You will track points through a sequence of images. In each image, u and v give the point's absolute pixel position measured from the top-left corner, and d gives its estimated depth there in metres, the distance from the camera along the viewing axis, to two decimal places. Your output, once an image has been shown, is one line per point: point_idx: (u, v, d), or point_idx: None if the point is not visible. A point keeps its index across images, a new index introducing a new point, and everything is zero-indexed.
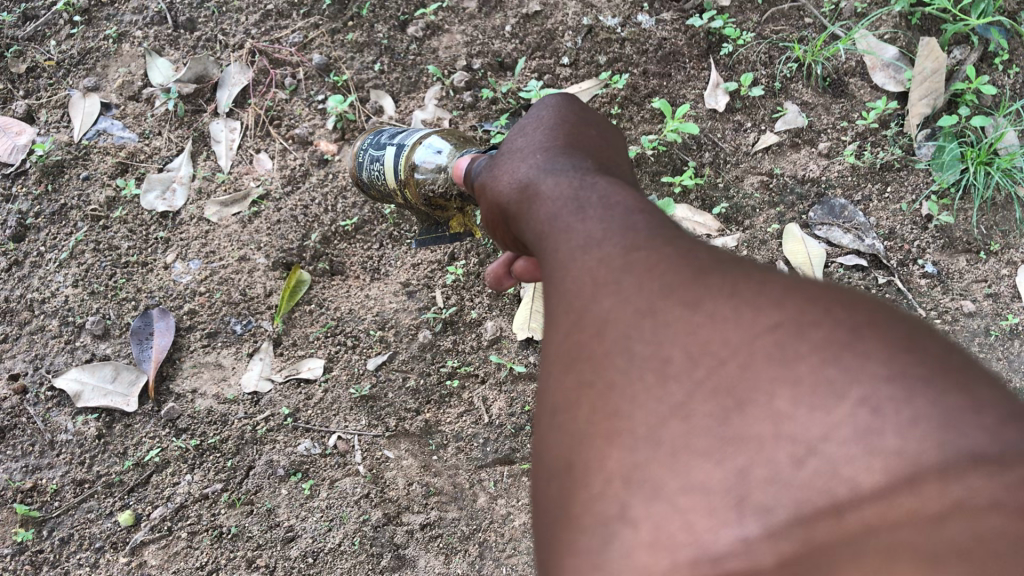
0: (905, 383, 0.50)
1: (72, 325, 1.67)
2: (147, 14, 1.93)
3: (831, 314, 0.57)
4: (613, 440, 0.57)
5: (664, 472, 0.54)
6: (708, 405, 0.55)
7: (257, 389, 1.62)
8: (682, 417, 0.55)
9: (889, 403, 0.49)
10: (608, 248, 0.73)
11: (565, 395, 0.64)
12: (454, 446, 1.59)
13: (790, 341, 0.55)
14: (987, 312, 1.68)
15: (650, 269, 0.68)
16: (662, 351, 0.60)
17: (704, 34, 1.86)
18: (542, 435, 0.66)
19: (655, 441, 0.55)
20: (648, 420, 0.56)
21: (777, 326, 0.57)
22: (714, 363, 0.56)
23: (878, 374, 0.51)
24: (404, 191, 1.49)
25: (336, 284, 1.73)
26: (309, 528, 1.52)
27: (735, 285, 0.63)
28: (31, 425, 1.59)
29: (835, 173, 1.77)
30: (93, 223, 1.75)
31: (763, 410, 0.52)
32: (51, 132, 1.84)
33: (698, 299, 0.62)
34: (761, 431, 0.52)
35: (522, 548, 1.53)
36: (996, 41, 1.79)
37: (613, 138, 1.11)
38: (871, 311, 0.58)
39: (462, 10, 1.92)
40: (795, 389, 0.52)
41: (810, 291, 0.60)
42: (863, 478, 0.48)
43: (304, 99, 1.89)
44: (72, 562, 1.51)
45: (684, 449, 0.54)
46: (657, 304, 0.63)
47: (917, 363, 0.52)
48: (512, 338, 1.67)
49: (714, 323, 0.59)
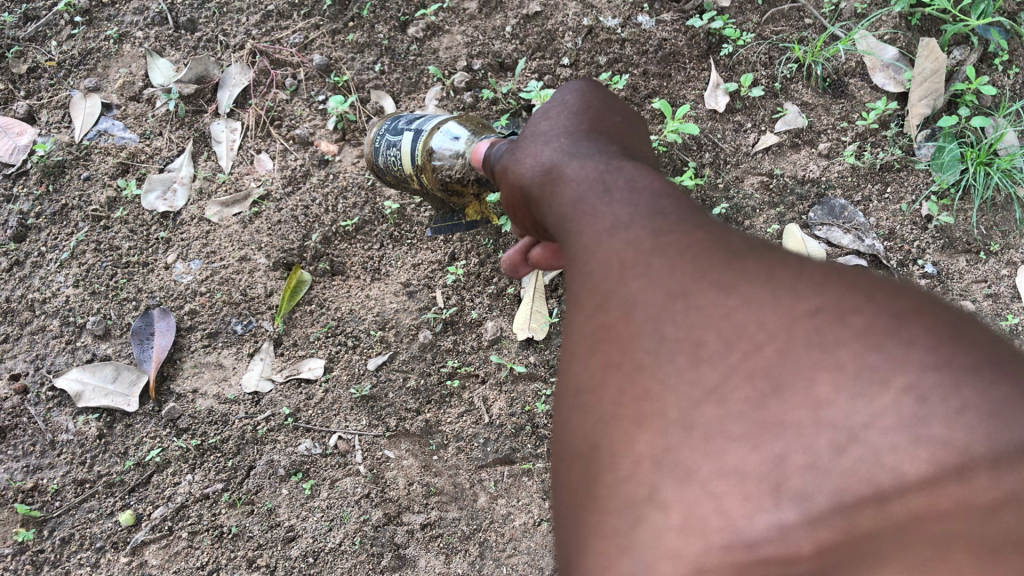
0: (950, 373, 0.53)
1: (72, 325, 1.67)
2: (147, 15, 1.93)
3: (872, 301, 0.59)
4: (643, 423, 0.58)
5: (697, 456, 0.55)
6: (743, 390, 0.56)
7: (257, 389, 1.62)
8: (716, 402, 0.57)
9: (935, 393, 0.52)
10: (637, 231, 0.72)
11: (591, 377, 0.64)
12: (454, 446, 1.59)
13: (832, 327, 0.57)
14: (987, 312, 1.69)
15: (682, 252, 0.67)
16: (694, 334, 0.60)
17: (704, 34, 1.87)
18: (564, 417, 0.66)
19: (689, 425, 0.57)
20: (680, 404, 0.58)
21: (817, 312, 0.58)
22: (750, 348, 0.58)
23: (924, 362, 0.53)
24: (420, 177, 1.51)
25: (336, 285, 1.73)
26: (309, 528, 1.52)
27: (771, 270, 0.64)
28: (32, 425, 1.59)
29: (835, 173, 1.77)
30: (93, 224, 1.76)
31: (802, 397, 0.54)
32: (53, 132, 1.85)
33: (732, 282, 0.63)
34: (799, 417, 0.54)
35: (522, 548, 1.53)
36: (995, 42, 1.79)
37: (636, 125, 1.10)
38: (914, 299, 0.60)
39: (462, 10, 1.92)
40: (838, 375, 0.54)
41: (848, 277, 0.62)
42: (909, 466, 0.51)
43: (304, 99, 1.89)
44: (72, 562, 1.51)
45: (718, 434, 0.56)
46: (691, 285, 0.63)
47: (962, 353, 0.54)
48: (512, 339, 1.67)
49: (750, 306, 0.60)
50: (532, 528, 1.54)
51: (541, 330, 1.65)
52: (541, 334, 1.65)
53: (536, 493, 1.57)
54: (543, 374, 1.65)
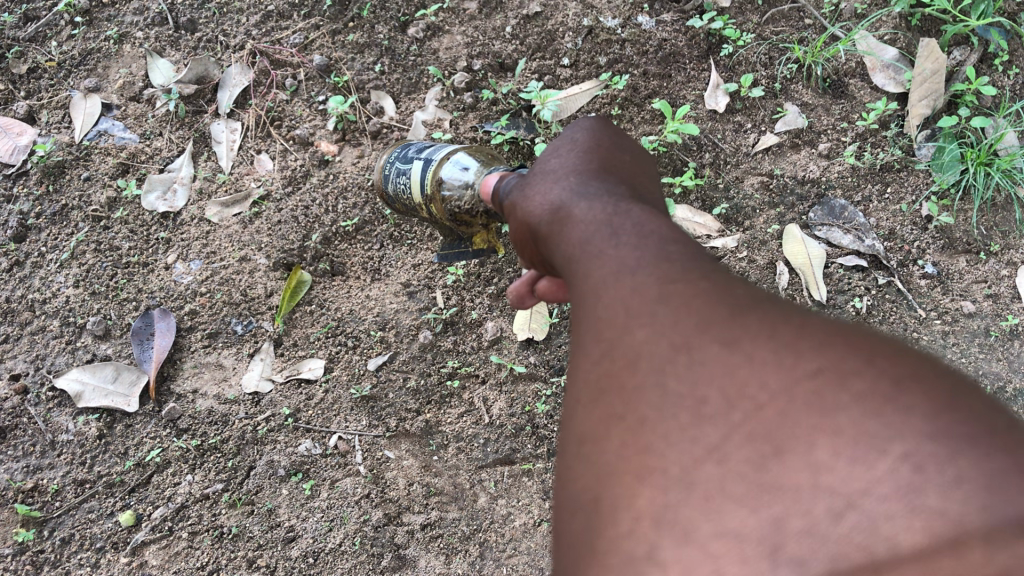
0: (950, 441, 0.50)
1: (73, 325, 1.67)
2: (147, 15, 1.94)
3: (872, 363, 0.57)
4: (645, 479, 0.58)
5: (696, 516, 0.54)
6: (745, 450, 0.55)
7: (257, 389, 1.62)
8: (717, 461, 0.56)
9: (932, 462, 0.49)
10: (642, 277, 0.72)
11: (594, 426, 0.64)
12: (454, 446, 1.59)
13: (831, 390, 0.55)
14: (988, 312, 1.68)
15: (686, 302, 0.67)
16: (697, 391, 0.59)
17: (704, 35, 1.87)
18: (567, 465, 0.66)
19: (690, 482, 0.56)
20: (681, 461, 0.57)
21: (818, 372, 0.57)
22: (751, 407, 0.57)
23: (922, 431, 0.51)
24: (430, 207, 1.49)
25: (337, 285, 1.73)
26: (309, 528, 1.52)
27: (774, 326, 0.62)
28: (32, 425, 1.59)
29: (835, 173, 1.77)
30: (94, 224, 1.76)
31: (802, 459, 0.53)
32: (52, 132, 1.85)
33: (735, 338, 0.62)
34: (799, 481, 0.52)
35: (522, 548, 1.53)
36: (996, 42, 1.80)
37: (646, 163, 1.07)
38: (916, 364, 0.57)
39: (462, 10, 1.92)
40: (836, 440, 0.52)
41: (851, 338, 0.60)
42: (905, 536, 0.48)
43: (304, 99, 1.89)
44: (73, 562, 1.51)
45: (718, 493, 0.54)
46: (694, 339, 0.63)
47: (962, 422, 0.51)
48: (512, 339, 1.67)
49: (752, 364, 0.59)
50: (532, 528, 1.54)
51: (541, 329, 1.65)
52: (541, 334, 1.66)
53: (536, 493, 1.57)
54: (543, 374, 1.65)
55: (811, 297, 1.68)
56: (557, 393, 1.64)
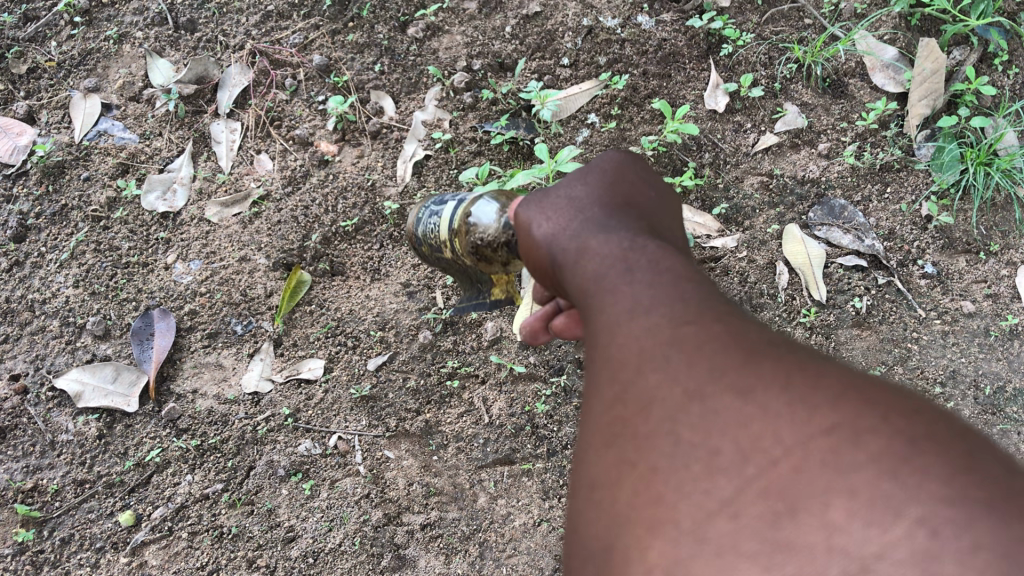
0: (967, 506, 0.49)
1: (73, 326, 1.67)
2: (148, 15, 1.94)
3: (888, 421, 0.56)
4: (657, 531, 0.58)
5: (705, 573, 0.53)
6: (756, 506, 0.54)
7: (257, 389, 1.62)
8: (729, 515, 0.55)
9: (948, 526, 0.48)
10: (655, 317, 0.72)
11: (606, 474, 0.65)
12: (454, 446, 1.59)
13: (847, 447, 0.55)
14: (987, 312, 1.68)
15: (699, 347, 0.66)
16: (710, 442, 0.59)
17: (704, 34, 1.87)
18: (583, 511, 0.68)
19: (700, 538, 0.55)
20: (693, 515, 0.56)
21: (835, 429, 0.56)
22: (766, 462, 0.56)
23: (938, 494, 0.50)
24: (454, 242, 1.28)
25: (337, 285, 1.73)
26: (309, 528, 1.52)
27: (790, 377, 0.62)
28: (32, 425, 1.59)
29: (835, 173, 1.77)
30: (93, 224, 1.76)
31: (817, 519, 0.52)
32: (52, 133, 1.85)
33: (749, 387, 0.61)
34: (812, 540, 0.51)
35: (522, 548, 1.53)
36: (995, 42, 1.80)
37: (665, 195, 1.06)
38: (933, 424, 0.57)
39: (462, 10, 1.93)
40: (849, 500, 0.51)
41: (869, 392, 0.60)
42: None
43: (304, 99, 1.89)
44: (72, 562, 1.51)
45: (730, 550, 0.53)
46: (707, 387, 0.63)
47: (979, 486, 0.51)
48: (512, 339, 1.67)
49: (766, 417, 0.59)
50: (532, 528, 1.54)
51: None
52: None
53: (536, 493, 1.57)
54: (543, 374, 1.65)
55: (811, 297, 1.68)
56: (557, 393, 1.63)
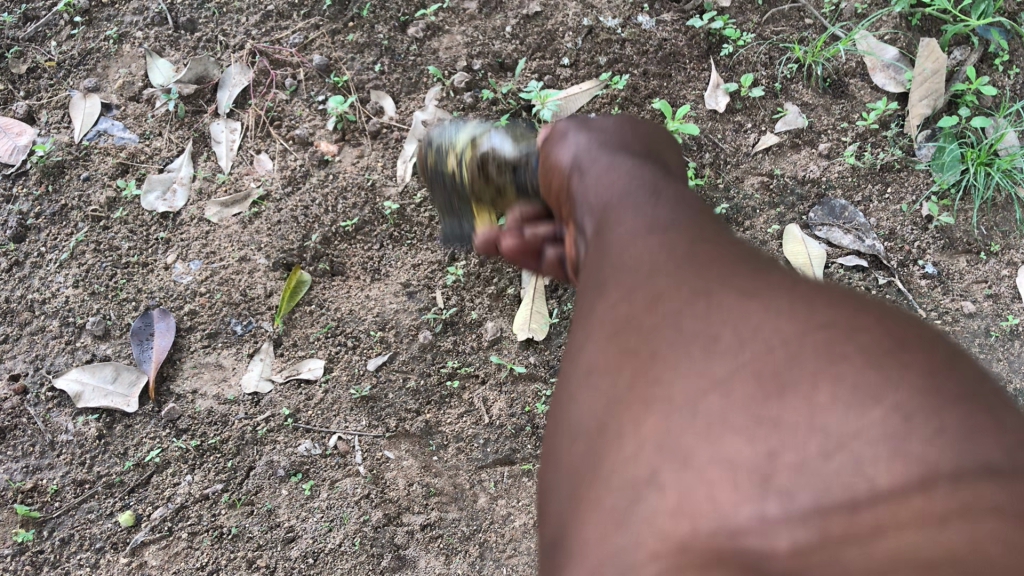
0: (945, 396, 0.49)
1: (72, 326, 1.67)
2: (147, 15, 1.94)
3: (881, 322, 0.56)
4: (647, 409, 0.58)
5: (695, 443, 0.53)
6: (748, 384, 0.53)
7: (257, 389, 1.62)
8: (721, 392, 0.54)
9: (925, 410, 0.48)
10: (660, 235, 0.72)
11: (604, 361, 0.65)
12: (454, 446, 1.59)
13: (841, 339, 0.54)
14: (987, 312, 1.68)
15: (700, 257, 0.67)
16: (707, 332, 0.59)
17: (705, 34, 1.87)
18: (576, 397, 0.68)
19: (692, 410, 0.54)
20: (686, 391, 0.56)
21: (830, 323, 0.56)
22: (761, 348, 0.55)
23: (918, 381, 0.50)
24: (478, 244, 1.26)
25: (337, 285, 1.72)
26: (309, 528, 1.52)
27: (786, 285, 0.62)
28: (32, 425, 1.59)
29: (835, 173, 1.77)
30: (93, 224, 1.76)
31: (805, 393, 0.51)
32: (52, 133, 1.84)
33: (746, 289, 0.61)
34: (798, 414, 0.50)
35: (522, 548, 1.54)
36: (996, 42, 1.80)
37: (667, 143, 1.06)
38: (924, 330, 0.57)
39: (462, 10, 1.92)
40: (838, 380, 0.51)
41: (862, 300, 0.60)
42: (887, 475, 0.47)
43: (304, 99, 1.88)
44: (73, 561, 1.51)
45: (719, 423, 0.53)
46: (711, 286, 0.62)
47: (957, 382, 0.51)
48: (512, 339, 1.67)
49: (764, 312, 0.58)
50: (532, 528, 1.55)
51: (541, 329, 1.65)
52: (541, 334, 1.66)
53: (536, 494, 1.57)
54: (543, 374, 1.65)
55: None
56: None
